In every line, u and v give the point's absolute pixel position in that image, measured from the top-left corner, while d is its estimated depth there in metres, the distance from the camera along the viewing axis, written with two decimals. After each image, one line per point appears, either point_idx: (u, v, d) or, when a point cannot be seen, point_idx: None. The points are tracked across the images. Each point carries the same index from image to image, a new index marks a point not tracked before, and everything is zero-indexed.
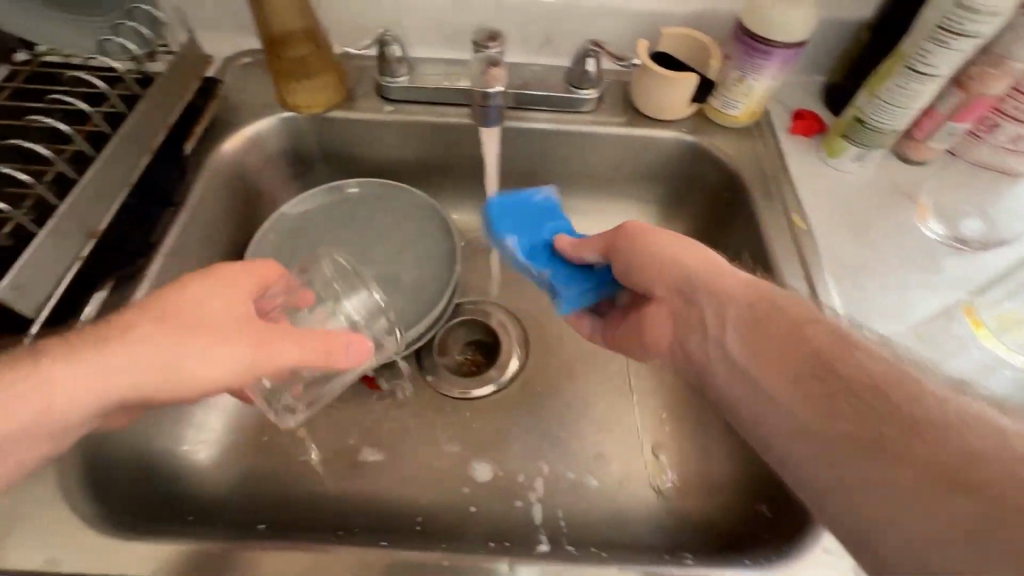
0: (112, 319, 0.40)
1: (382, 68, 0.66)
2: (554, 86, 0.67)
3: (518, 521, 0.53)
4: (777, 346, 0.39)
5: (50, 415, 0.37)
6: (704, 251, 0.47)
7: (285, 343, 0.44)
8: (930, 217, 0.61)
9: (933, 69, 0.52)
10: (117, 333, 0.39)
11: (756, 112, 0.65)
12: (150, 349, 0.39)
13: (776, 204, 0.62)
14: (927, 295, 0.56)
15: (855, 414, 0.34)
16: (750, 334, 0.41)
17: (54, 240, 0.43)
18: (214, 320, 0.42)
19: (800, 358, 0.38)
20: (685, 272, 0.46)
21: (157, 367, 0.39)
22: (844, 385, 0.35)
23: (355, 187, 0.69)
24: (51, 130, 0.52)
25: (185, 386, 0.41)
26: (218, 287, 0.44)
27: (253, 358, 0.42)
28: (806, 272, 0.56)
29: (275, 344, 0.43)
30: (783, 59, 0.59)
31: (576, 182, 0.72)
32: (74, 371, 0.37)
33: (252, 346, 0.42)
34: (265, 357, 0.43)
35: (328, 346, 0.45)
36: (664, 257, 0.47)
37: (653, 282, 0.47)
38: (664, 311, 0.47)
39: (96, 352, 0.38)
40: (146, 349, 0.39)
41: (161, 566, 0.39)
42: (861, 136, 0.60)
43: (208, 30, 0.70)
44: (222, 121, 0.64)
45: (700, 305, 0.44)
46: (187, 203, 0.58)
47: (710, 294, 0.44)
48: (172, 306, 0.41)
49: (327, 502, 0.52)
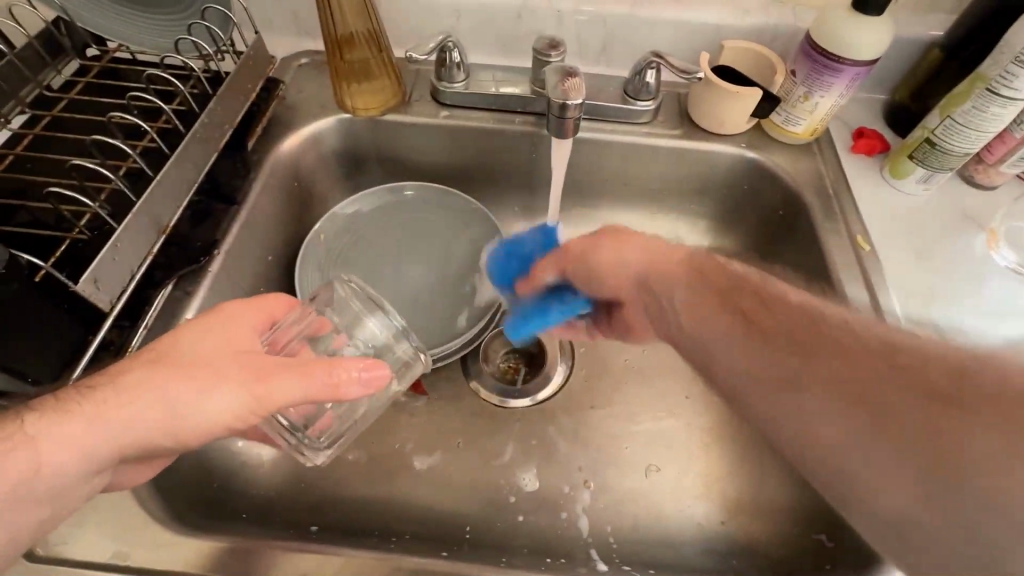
0: (109, 368, 0.38)
1: (439, 72, 0.66)
2: (611, 96, 0.67)
3: (567, 535, 0.52)
4: (723, 302, 0.39)
5: (53, 469, 0.35)
6: (659, 240, 0.45)
7: (287, 375, 0.38)
8: (1000, 244, 0.59)
9: (1015, 92, 0.51)
10: (111, 382, 0.36)
11: (817, 130, 0.64)
12: (147, 396, 0.36)
13: (838, 224, 0.60)
14: (998, 326, 0.55)
15: (843, 390, 0.31)
16: (696, 300, 0.40)
17: (130, 235, 0.44)
18: (208, 364, 0.38)
19: (759, 325, 0.36)
20: (639, 264, 0.45)
21: (157, 413, 0.36)
22: (820, 353, 0.33)
23: (410, 190, 0.69)
24: (127, 127, 0.54)
25: (193, 428, 0.37)
26: (218, 326, 0.41)
27: (253, 395, 0.37)
28: (871, 296, 0.55)
29: (276, 378, 0.38)
30: (852, 77, 0.57)
31: (627, 193, 0.72)
32: (73, 424, 0.35)
33: (251, 381, 0.38)
34: (267, 393, 0.38)
35: (335, 376, 0.38)
36: (612, 258, 0.46)
37: (608, 283, 0.47)
38: (634, 303, 0.47)
39: (90, 403, 0.36)
40: (148, 391, 0.36)
41: (224, 565, 0.39)
42: (929, 158, 0.59)
43: (269, 31, 0.71)
44: (281, 121, 0.65)
45: (656, 292, 0.44)
46: (248, 201, 0.58)
47: (658, 278, 0.43)
48: (172, 351, 0.39)
49: (375, 506, 0.52)
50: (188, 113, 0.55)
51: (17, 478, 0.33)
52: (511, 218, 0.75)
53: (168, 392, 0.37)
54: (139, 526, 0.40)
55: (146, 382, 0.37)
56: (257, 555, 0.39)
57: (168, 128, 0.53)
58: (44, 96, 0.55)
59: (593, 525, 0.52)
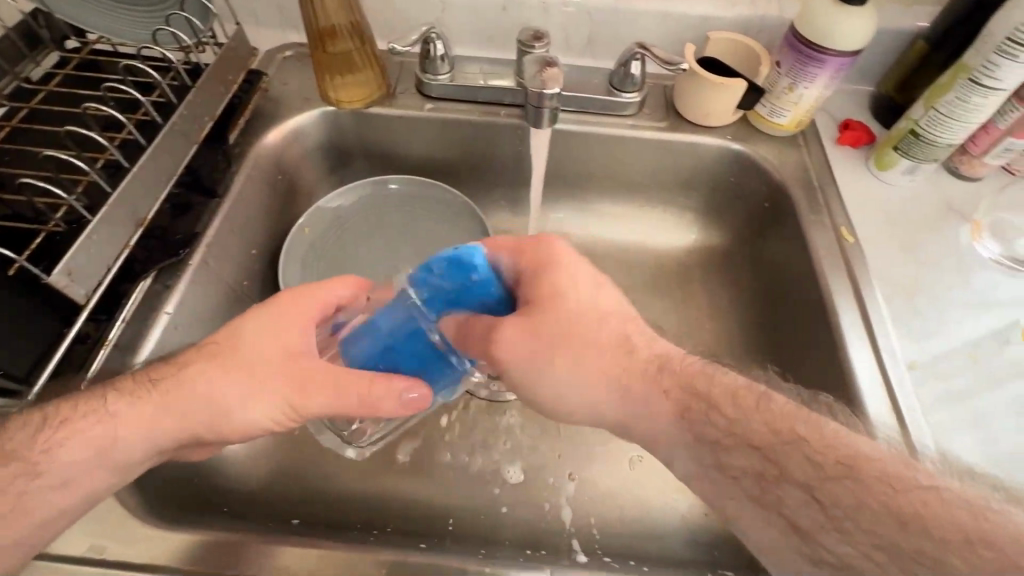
0: (177, 358, 0.42)
1: (424, 65, 0.66)
2: (596, 88, 0.66)
3: (551, 528, 0.52)
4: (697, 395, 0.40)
5: (112, 450, 0.38)
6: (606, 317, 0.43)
7: (321, 393, 0.41)
8: (985, 235, 0.59)
9: (998, 83, 0.51)
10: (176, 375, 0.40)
11: (802, 122, 0.64)
12: (205, 391, 0.40)
13: (823, 216, 0.60)
14: (982, 317, 0.54)
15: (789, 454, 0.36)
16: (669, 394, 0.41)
17: (107, 227, 0.44)
18: (264, 363, 0.42)
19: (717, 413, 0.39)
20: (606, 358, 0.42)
21: (211, 410, 0.40)
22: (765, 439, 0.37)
23: (395, 184, 0.69)
24: (104, 119, 0.53)
25: (239, 427, 0.41)
26: (270, 322, 0.43)
27: (292, 404, 0.41)
28: (853, 287, 0.55)
29: (313, 393, 0.41)
30: (836, 68, 0.57)
31: (614, 186, 0.71)
32: (139, 411, 0.39)
33: (292, 392, 0.41)
34: (305, 405, 0.41)
35: (365, 396, 0.40)
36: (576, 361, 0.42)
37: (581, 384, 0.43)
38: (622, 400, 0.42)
39: (157, 394, 0.40)
40: (210, 387, 0.40)
41: (200, 558, 0.39)
42: (914, 150, 0.59)
43: (253, 24, 0.71)
44: (264, 114, 0.65)
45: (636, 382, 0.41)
46: (230, 194, 0.58)
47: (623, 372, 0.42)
48: (229, 346, 0.42)
49: (358, 499, 0.52)
50: (167, 105, 0.54)
51: (94, 449, 0.37)
52: (499, 212, 0.75)
53: (228, 386, 0.41)
54: (116, 518, 0.40)
55: (209, 376, 0.41)
56: (236, 547, 0.39)
57: (146, 120, 0.53)
58: (21, 88, 0.54)
59: (576, 516, 0.52)
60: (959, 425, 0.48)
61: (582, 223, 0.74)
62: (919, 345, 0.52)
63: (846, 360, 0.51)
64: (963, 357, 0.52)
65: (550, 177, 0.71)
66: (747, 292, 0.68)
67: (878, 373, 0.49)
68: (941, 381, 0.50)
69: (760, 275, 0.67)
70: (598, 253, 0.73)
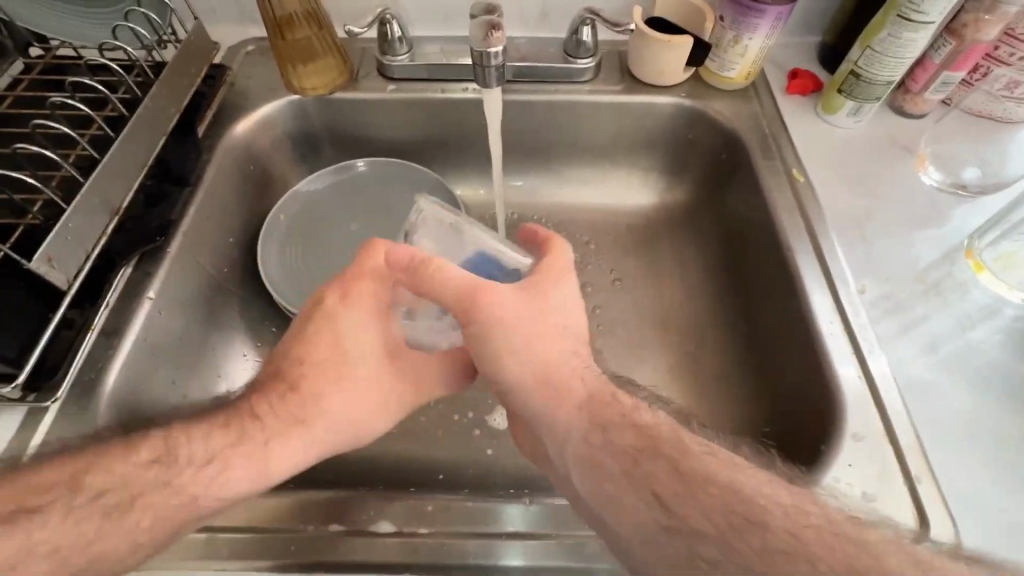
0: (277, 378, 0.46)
1: (383, 47, 0.67)
2: (552, 56, 0.68)
3: (533, 467, 0.54)
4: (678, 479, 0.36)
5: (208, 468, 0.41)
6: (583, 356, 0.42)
7: (383, 379, 0.49)
8: (929, 165, 0.62)
9: (924, 16, 0.53)
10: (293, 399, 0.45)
11: (751, 74, 0.66)
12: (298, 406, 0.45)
13: (776, 160, 0.63)
14: (931, 241, 0.58)
15: None
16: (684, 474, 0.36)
17: (82, 214, 0.46)
18: (354, 362, 0.47)
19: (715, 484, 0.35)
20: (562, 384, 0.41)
21: (291, 425, 0.45)
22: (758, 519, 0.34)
23: (362, 164, 0.71)
24: (74, 119, 0.55)
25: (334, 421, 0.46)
26: (362, 316, 0.48)
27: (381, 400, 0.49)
28: (807, 225, 0.57)
29: (365, 391, 0.48)
30: (776, 17, 0.60)
31: (578, 154, 0.74)
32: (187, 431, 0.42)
33: (380, 390, 0.48)
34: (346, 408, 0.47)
35: (419, 381, 0.50)
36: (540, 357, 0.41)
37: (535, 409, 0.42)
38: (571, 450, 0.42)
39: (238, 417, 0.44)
40: (316, 391, 0.46)
41: (199, 516, 0.40)
42: (855, 90, 0.61)
43: (214, 22, 0.72)
44: (231, 106, 0.66)
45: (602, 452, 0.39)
46: (202, 182, 0.60)
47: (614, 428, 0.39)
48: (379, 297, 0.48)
49: (352, 460, 0.55)
50: (134, 100, 0.56)
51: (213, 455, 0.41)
52: (469, 185, 0.78)
53: (325, 385, 0.46)
54: None
55: (309, 377, 0.46)
56: (238, 505, 0.41)
57: (115, 115, 0.55)
58: None
59: None
60: (914, 348, 0.50)
61: (551, 189, 0.77)
62: (875, 274, 0.55)
63: (803, 292, 0.53)
64: (918, 282, 0.55)
65: (513, 145, 0.73)
66: (711, 243, 0.70)
67: (867, 392, 0.47)
68: (893, 309, 0.53)
69: (721, 225, 0.69)
70: (568, 217, 0.75)
